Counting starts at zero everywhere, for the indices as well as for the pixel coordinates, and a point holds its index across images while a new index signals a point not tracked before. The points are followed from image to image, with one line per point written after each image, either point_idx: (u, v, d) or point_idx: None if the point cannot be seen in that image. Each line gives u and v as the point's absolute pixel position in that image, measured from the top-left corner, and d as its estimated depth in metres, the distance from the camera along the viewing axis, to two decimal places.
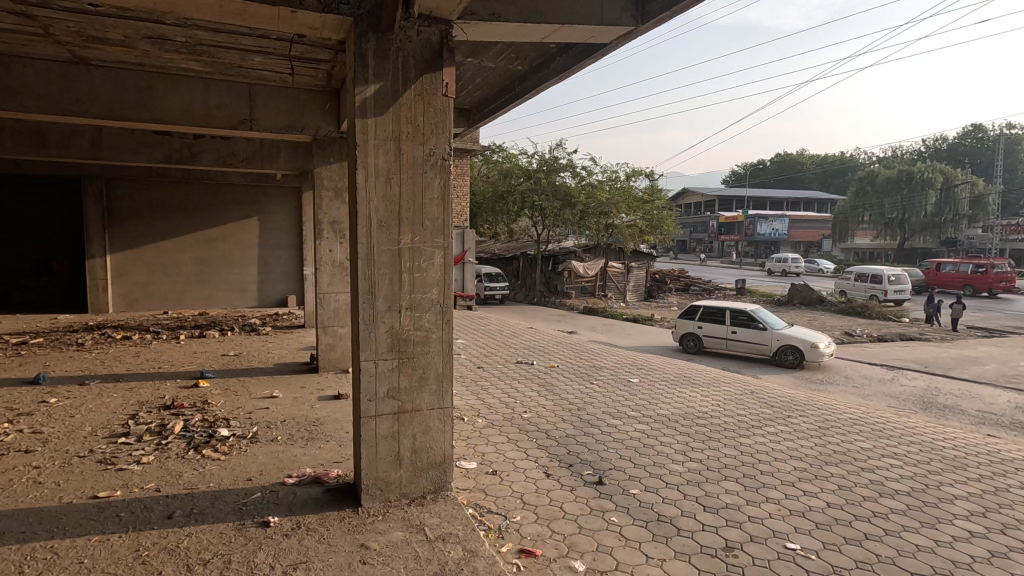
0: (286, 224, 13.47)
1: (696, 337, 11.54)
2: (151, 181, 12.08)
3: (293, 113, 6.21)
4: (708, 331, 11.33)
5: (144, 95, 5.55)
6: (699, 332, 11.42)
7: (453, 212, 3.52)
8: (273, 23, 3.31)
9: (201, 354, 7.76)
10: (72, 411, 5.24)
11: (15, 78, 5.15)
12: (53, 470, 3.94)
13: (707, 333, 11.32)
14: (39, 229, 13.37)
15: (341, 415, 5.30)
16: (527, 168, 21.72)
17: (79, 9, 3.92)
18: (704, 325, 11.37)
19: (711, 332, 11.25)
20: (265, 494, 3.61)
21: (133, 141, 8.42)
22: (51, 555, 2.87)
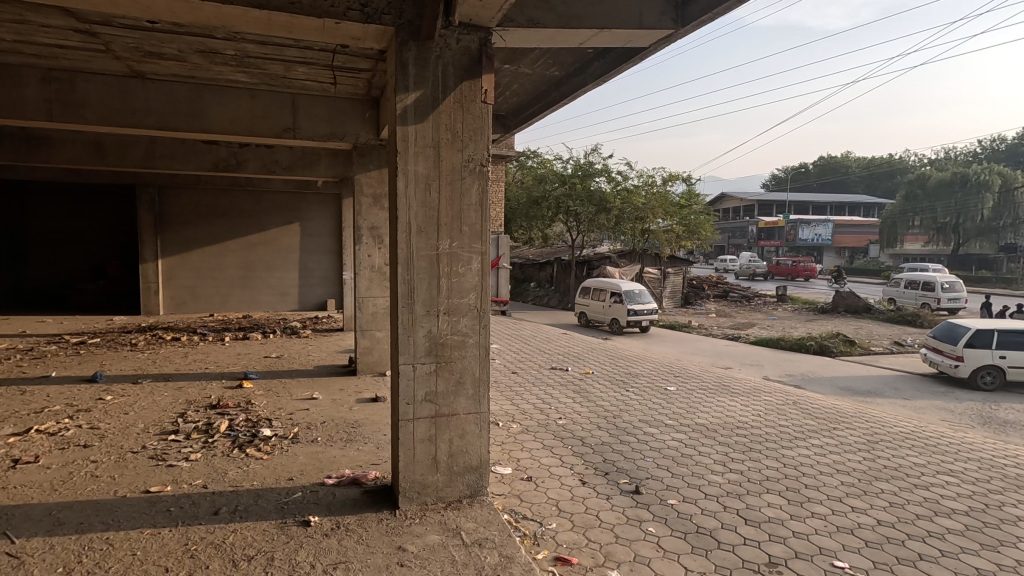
0: (325, 230, 13.82)
1: (995, 369, 9.51)
2: (199, 188, 12.59)
3: (334, 122, 6.37)
4: (1014, 362, 9.39)
5: (194, 106, 5.79)
6: (1004, 364, 9.41)
7: (489, 217, 3.54)
8: (318, 34, 3.41)
9: (244, 355, 8.02)
10: (125, 409, 5.48)
11: (78, 92, 5.45)
12: (108, 465, 4.13)
13: (1014, 364, 9.39)
14: (96, 234, 14.07)
15: (378, 417, 5.37)
16: (562, 173, 21.81)
17: (138, 26, 4.13)
18: (1009, 355, 9.40)
19: (1019, 362, 9.38)
20: (306, 493, 3.70)
21: (184, 150, 8.80)
22: (107, 547, 3.00)
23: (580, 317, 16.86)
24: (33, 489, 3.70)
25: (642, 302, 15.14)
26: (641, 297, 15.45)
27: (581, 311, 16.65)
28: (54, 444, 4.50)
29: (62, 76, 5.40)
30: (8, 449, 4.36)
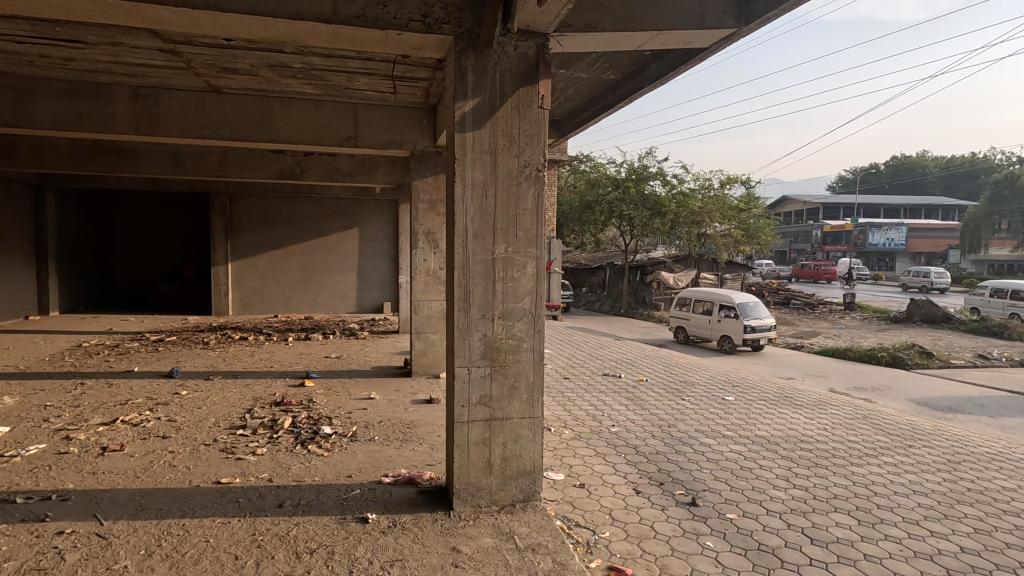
0: (382, 235, 14.22)
1: None
2: (266, 195, 13.24)
3: (393, 130, 6.56)
4: None
5: (264, 117, 6.11)
6: None
7: (545, 222, 3.55)
8: (381, 46, 3.53)
9: (306, 355, 8.36)
10: (199, 403, 5.83)
11: (162, 106, 5.87)
12: (184, 455, 4.40)
13: None
14: (174, 238, 15.06)
15: (432, 419, 5.46)
16: (616, 177, 21.57)
17: (215, 44, 4.41)
18: None
19: None
20: (364, 491, 3.81)
21: (253, 159, 9.29)
22: (183, 533, 3.20)
23: (676, 332, 14.64)
24: (119, 475, 3.99)
25: (759, 317, 12.91)
26: (754, 310, 13.17)
27: (677, 325, 14.44)
28: (136, 434, 4.84)
29: (148, 93, 5.83)
30: (97, 437, 4.73)
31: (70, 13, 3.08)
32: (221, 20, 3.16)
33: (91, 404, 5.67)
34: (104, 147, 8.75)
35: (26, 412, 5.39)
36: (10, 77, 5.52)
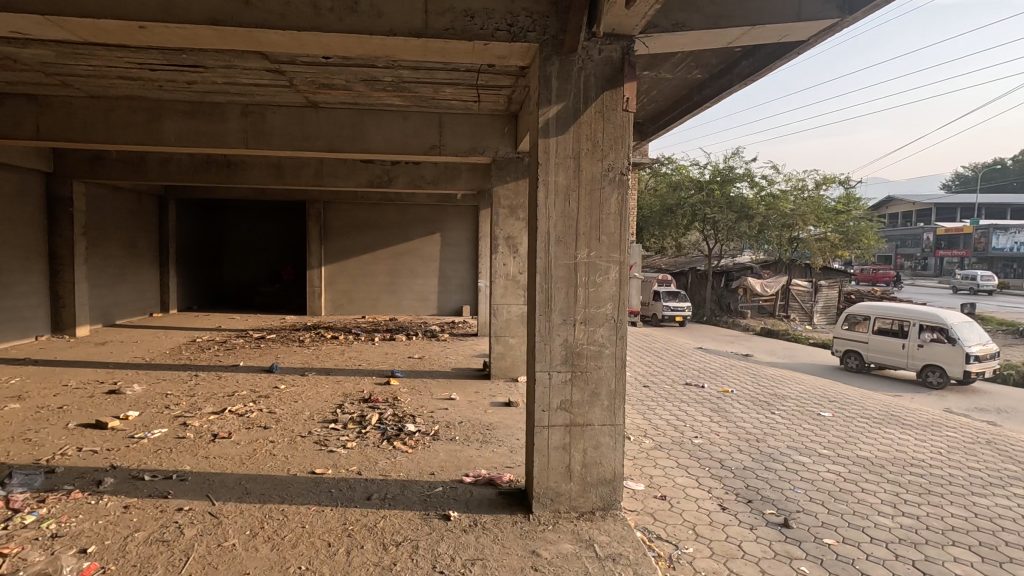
0: (462, 240, 14.58)
1: None
2: (356, 203, 14.00)
3: (475, 137, 6.72)
4: None
5: (356, 129, 6.47)
6: None
7: (629, 226, 3.50)
8: (467, 57, 3.63)
9: (391, 355, 8.74)
10: (295, 397, 6.24)
11: (267, 122, 6.37)
12: (283, 445, 4.74)
13: None
14: (275, 243, 16.29)
15: (511, 422, 5.52)
16: (699, 179, 20.94)
17: (316, 62, 4.73)
18: None
19: None
20: (446, 489, 3.92)
21: (345, 169, 9.87)
22: (282, 518, 3.43)
23: (845, 358, 11.78)
24: (228, 460, 4.36)
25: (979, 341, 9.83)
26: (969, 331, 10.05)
27: (850, 349, 11.59)
28: (241, 423, 5.27)
29: (256, 110, 6.35)
30: (209, 425, 5.20)
31: (195, 42, 3.41)
32: (323, 41, 3.39)
33: (204, 395, 6.23)
34: (217, 161, 9.63)
35: (151, 399, 6.02)
36: (142, 101, 6.21)
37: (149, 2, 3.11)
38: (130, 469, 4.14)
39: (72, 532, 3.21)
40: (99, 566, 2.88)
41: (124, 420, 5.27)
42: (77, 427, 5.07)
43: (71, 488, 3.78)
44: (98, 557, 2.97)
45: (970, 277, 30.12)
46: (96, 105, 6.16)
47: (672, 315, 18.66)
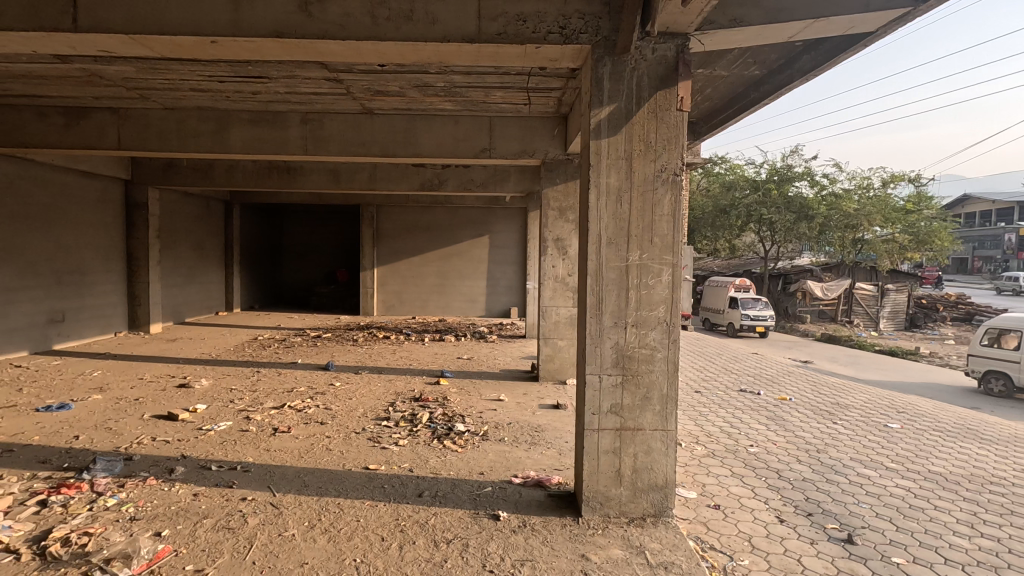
0: (511, 242, 14.65)
1: None
2: (407, 206, 14.32)
3: (525, 140, 6.75)
4: None
5: (408, 134, 6.63)
6: None
7: (682, 227, 3.43)
8: (520, 60, 3.66)
9: (440, 355, 8.89)
10: (349, 395, 6.44)
11: (325, 128, 6.62)
12: (339, 440, 4.91)
13: None
14: (331, 246, 16.90)
15: (560, 424, 5.50)
16: (754, 180, 20.33)
17: (372, 70, 4.88)
18: None
19: None
20: (495, 489, 3.95)
21: (398, 173, 10.13)
22: (338, 511, 3.55)
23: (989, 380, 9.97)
24: (287, 454, 4.55)
25: None
26: None
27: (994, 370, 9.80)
28: (300, 418, 5.49)
29: (315, 118, 6.61)
30: (270, 419, 5.44)
31: (261, 54, 3.59)
32: (379, 49, 3.49)
33: (266, 390, 6.53)
34: (278, 167, 10.08)
35: (218, 393, 6.36)
36: (212, 111, 6.57)
37: (220, 19, 3.29)
38: (199, 458, 4.39)
39: (148, 515, 3.44)
40: (171, 549, 3.07)
41: (194, 413, 5.58)
42: (151, 418, 5.41)
43: (147, 475, 4.04)
44: (171, 541, 3.16)
45: (1012, 281, 29.69)
46: (170, 116, 6.57)
47: (751, 325, 16.15)
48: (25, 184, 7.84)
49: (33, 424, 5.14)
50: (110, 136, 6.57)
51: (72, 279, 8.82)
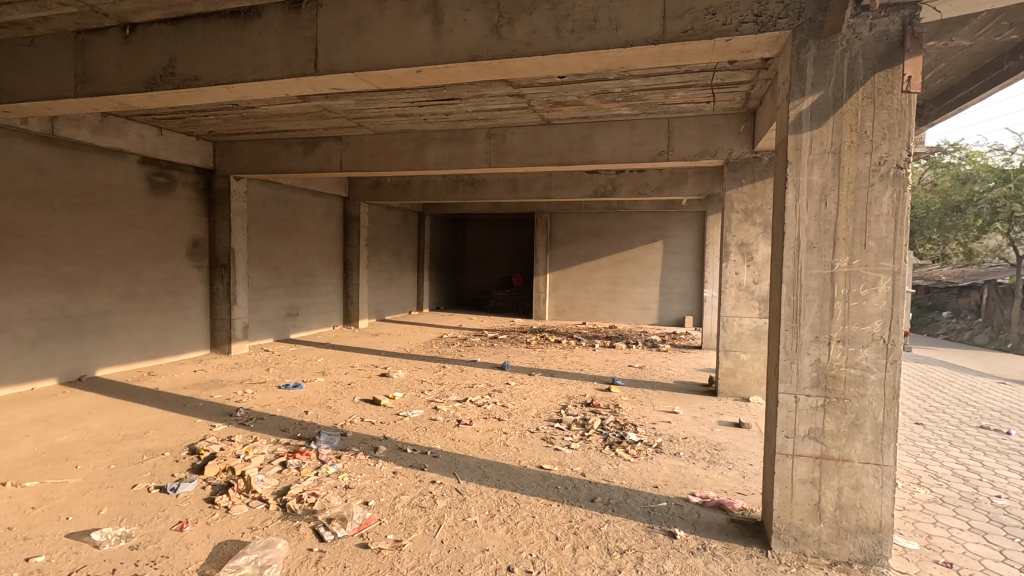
0: (687, 247, 13.96)
1: None
2: (581, 213, 14.51)
3: (707, 140, 6.39)
4: None
5: (585, 141, 6.72)
6: None
7: (907, 229, 2.93)
8: (707, 56, 3.48)
9: (612, 362, 8.82)
10: (524, 395, 6.72)
11: (507, 142, 7.02)
12: (515, 437, 5.15)
13: None
14: (507, 253, 17.86)
15: (743, 445, 5.07)
16: (1002, 169, 16.65)
17: (553, 82, 5.06)
18: None
19: None
20: (671, 505, 3.78)
21: (572, 181, 10.31)
22: (514, 507, 3.71)
23: None
24: (469, 445, 4.91)
25: None
26: None
27: None
28: (480, 413, 5.87)
29: (498, 132, 7.05)
30: (454, 411, 5.92)
31: (457, 77, 3.94)
32: (562, 60, 3.59)
33: (451, 385, 7.12)
34: (464, 180, 10.96)
35: (412, 384, 7.12)
36: (412, 133, 7.40)
37: (424, 50, 3.69)
38: (397, 441, 4.96)
39: (358, 485, 3.98)
40: (375, 518, 3.50)
41: (393, 400, 6.32)
42: (360, 401, 6.25)
43: (357, 450, 4.68)
44: (375, 510, 3.61)
45: None
46: (379, 140, 7.56)
47: None
48: (274, 203, 9.66)
49: (277, 398, 6.28)
50: (334, 161, 7.78)
51: (304, 281, 10.63)
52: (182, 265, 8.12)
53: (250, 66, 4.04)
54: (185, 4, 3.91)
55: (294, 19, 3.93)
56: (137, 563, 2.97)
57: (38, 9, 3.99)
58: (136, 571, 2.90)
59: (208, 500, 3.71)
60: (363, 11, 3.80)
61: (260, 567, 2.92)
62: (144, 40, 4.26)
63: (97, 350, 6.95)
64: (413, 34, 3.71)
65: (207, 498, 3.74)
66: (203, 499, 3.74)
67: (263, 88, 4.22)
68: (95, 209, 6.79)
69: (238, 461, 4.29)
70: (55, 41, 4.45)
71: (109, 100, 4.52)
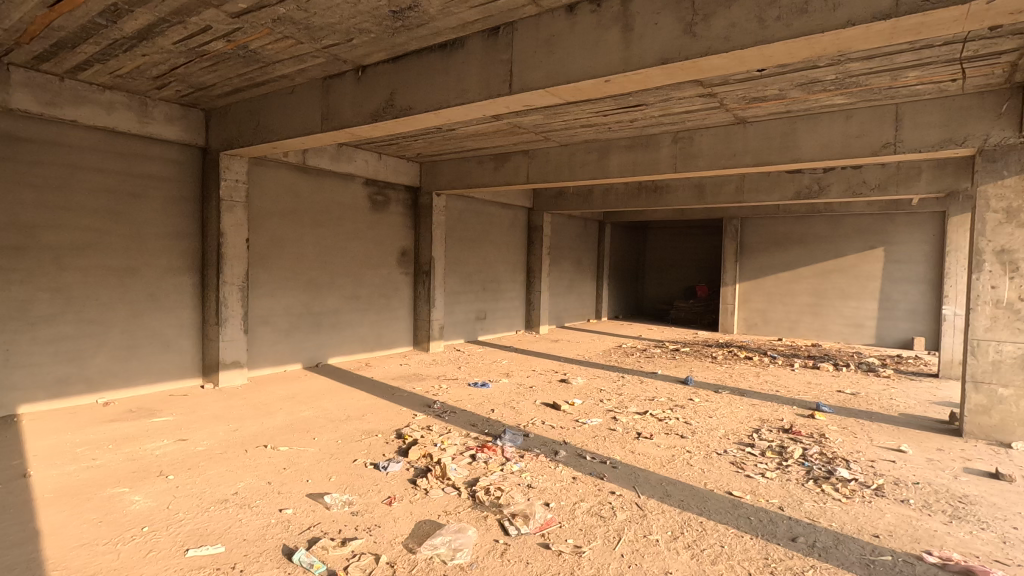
0: (917, 255, 11.76)
1: None
2: (778, 217, 13.15)
3: (950, 126, 5.33)
4: None
5: (787, 139, 6.09)
6: None
7: None
8: (958, 25, 2.89)
9: (816, 385, 7.79)
10: (710, 413, 6.28)
11: (696, 144, 6.68)
12: (700, 458, 4.83)
13: None
14: (691, 261, 16.94)
15: (1003, 501, 4.07)
16: None
17: (750, 77, 4.68)
18: None
19: None
20: (898, 561, 3.19)
21: (770, 182, 9.39)
22: (701, 531, 3.48)
23: None
24: (650, 459, 4.74)
25: None
26: None
27: None
28: (661, 428, 5.64)
29: (686, 136, 6.75)
30: (634, 423, 5.78)
31: (646, 83, 3.86)
32: (765, 52, 3.30)
33: (630, 395, 6.97)
34: (647, 187, 10.71)
35: (591, 391, 7.14)
36: (596, 142, 7.46)
37: (614, 59, 3.69)
38: (577, 446, 5.01)
39: (540, 486, 4.11)
40: (556, 520, 3.57)
41: (572, 406, 6.40)
42: (541, 404, 6.45)
43: (539, 451, 4.84)
44: (556, 513, 3.68)
45: None
46: (565, 151, 7.77)
47: None
48: (468, 215, 10.54)
49: (467, 395, 6.82)
50: (522, 174, 8.20)
51: (492, 287, 11.39)
52: (393, 271, 9.29)
53: (454, 92, 4.47)
54: (404, 44, 4.47)
55: (492, 45, 4.24)
56: (356, 527, 3.46)
57: (299, 63, 4.92)
58: (356, 534, 3.37)
59: (410, 481, 4.16)
60: (555, 28, 3.93)
61: (454, 549, 3.19)
62: (371, 79, 4.99)
63: (329, 342, 8.28)
64: (603, 44, 3.74)
65: (410, 479, 4.21)
66: (407, 479, 4.21)
67: (464, 111, 4.64)
68: (331, 224, 8.12)
69: (435, 449, 4.75)
70: (309, 88, 5.45)
71: (345, 132, 5.37)
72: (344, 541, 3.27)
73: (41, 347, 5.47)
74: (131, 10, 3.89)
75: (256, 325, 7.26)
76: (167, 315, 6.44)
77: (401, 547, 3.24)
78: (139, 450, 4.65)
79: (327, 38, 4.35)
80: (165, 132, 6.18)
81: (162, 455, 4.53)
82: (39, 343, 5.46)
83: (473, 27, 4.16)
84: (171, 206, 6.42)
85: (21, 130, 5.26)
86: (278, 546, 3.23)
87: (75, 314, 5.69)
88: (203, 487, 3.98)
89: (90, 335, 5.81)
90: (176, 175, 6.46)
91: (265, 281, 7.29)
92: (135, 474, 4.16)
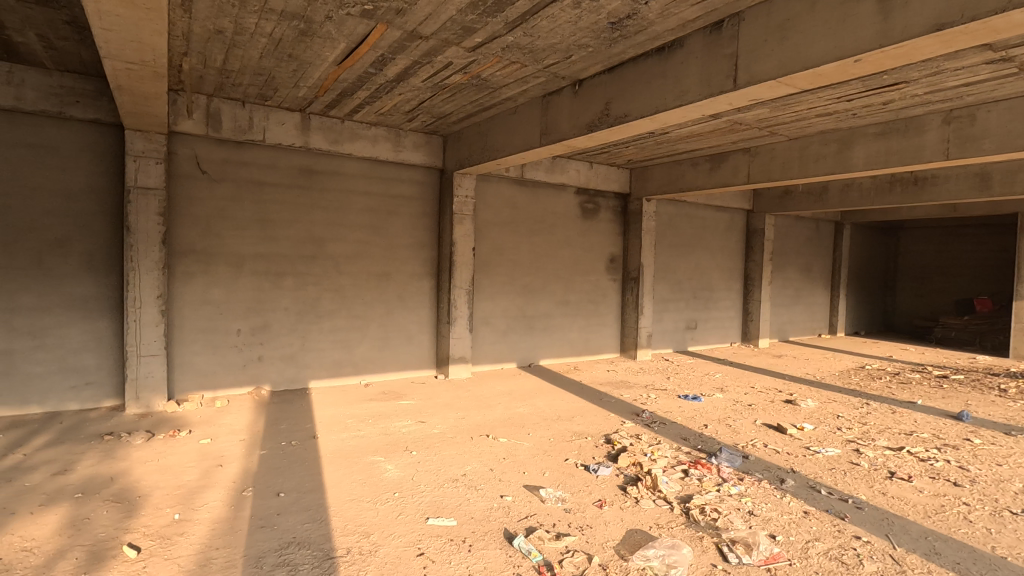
0: None
1: None
2: None
3: None
4: None
5: None
6: None
7: None
8: None
9: None
10: (998, 459, 4.98)
11: (979, 123, 5.42)
12: (983, 514, 3.86)
13: None
14: (965, 269, 13.76)
15: None
16: None
17: None
18: None
19: None
20: None
21: None
22: None
23: None
24: (909, 506, 3.96)
25: None
26: None
27: None
28: (924, 470, 4.66)
29: (964, 113, 5.52)
30: (884, 459, 4.89)
31: (910, 57, 3.26)
32: None
33: (878, 426, 5.92)
34: (903, 180, 9.02)
35: (825, 416, 6.25)
36: (835, 132, 6.53)
37: (866, 35, 3.21)
38: (808, 477, 4.44)
39: (764, 515, 3.73)
40: (784, 556, 3.21)
41: (801, 431, 5.69)
42: (762, 425, 5.87)
43: (761, 477, 4.41)
44: (784, 548, 3.31)
45: None
46: (794, 146, 6.98)
47: None
48: (680, 219, 10.14)
49: (678, 407, 6.55)
50: (742, 173, 7.61)
51: (704, 296, 10.77)
52: (602, 278, 9.41)
53: (672, 95, 4.35)
54: (621, 53, 4.52)
55: (714, 40, 4.02)
56: (570, 524, 3.58)
57: (523, 84, 5.31)
58: (569, 531, 3.49)
59: (621, 488, 4.16)
60: (790, 11, 3.56)
61: (668, 565, 3.09)
62: (588, 91, 5.14)
63: (542, 344, 8.75)
64: (851, 21, 3.27)
65: (620, 485, 4.21)
66: (617, 485, 4.21)
67: (682, 113, 4.49)
68: (545, 232, 8.59)
69: (646, 459, 4.67)
70: (530, 107, 5.84)
71: (561, 144, 5.62)
72: (558, 536, 3.41)
73: (324, 336, 6.87)
74: (393, 58, 4.66)
75: (479, 325, 8.04)
76: (411, 313, 7.52)
77: (612, 551, 3.26)
78: (390, 426, 5.52)
79: (549, 58, 4.62)
80: (413, 157, 7.24)
81: (407, 433, 5.31)
82: (324, 332, 6.87)
83: (694, 24, 4.00)
84: (415, 221, 7.49)
85: (316, 165, 6.69)
86: (499, 529, 3.51)
87: (347, 311, 7.01)
88: (438, 465, 4.55)
89: (357, 328, 7.10)
90: (420, 194, 7.52)
91: (488, 285, 8.03)
92: (388, 446, 4.95)
